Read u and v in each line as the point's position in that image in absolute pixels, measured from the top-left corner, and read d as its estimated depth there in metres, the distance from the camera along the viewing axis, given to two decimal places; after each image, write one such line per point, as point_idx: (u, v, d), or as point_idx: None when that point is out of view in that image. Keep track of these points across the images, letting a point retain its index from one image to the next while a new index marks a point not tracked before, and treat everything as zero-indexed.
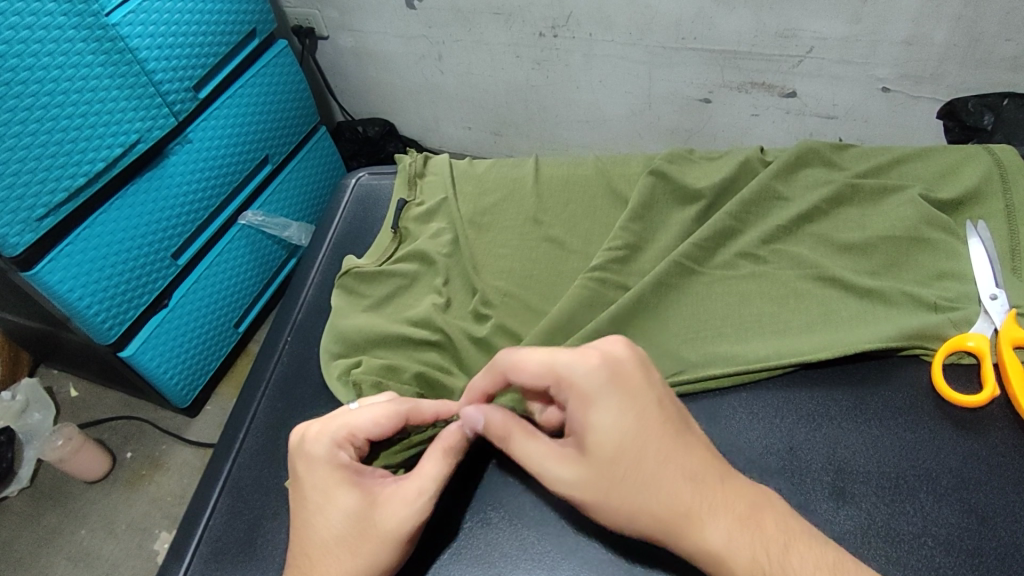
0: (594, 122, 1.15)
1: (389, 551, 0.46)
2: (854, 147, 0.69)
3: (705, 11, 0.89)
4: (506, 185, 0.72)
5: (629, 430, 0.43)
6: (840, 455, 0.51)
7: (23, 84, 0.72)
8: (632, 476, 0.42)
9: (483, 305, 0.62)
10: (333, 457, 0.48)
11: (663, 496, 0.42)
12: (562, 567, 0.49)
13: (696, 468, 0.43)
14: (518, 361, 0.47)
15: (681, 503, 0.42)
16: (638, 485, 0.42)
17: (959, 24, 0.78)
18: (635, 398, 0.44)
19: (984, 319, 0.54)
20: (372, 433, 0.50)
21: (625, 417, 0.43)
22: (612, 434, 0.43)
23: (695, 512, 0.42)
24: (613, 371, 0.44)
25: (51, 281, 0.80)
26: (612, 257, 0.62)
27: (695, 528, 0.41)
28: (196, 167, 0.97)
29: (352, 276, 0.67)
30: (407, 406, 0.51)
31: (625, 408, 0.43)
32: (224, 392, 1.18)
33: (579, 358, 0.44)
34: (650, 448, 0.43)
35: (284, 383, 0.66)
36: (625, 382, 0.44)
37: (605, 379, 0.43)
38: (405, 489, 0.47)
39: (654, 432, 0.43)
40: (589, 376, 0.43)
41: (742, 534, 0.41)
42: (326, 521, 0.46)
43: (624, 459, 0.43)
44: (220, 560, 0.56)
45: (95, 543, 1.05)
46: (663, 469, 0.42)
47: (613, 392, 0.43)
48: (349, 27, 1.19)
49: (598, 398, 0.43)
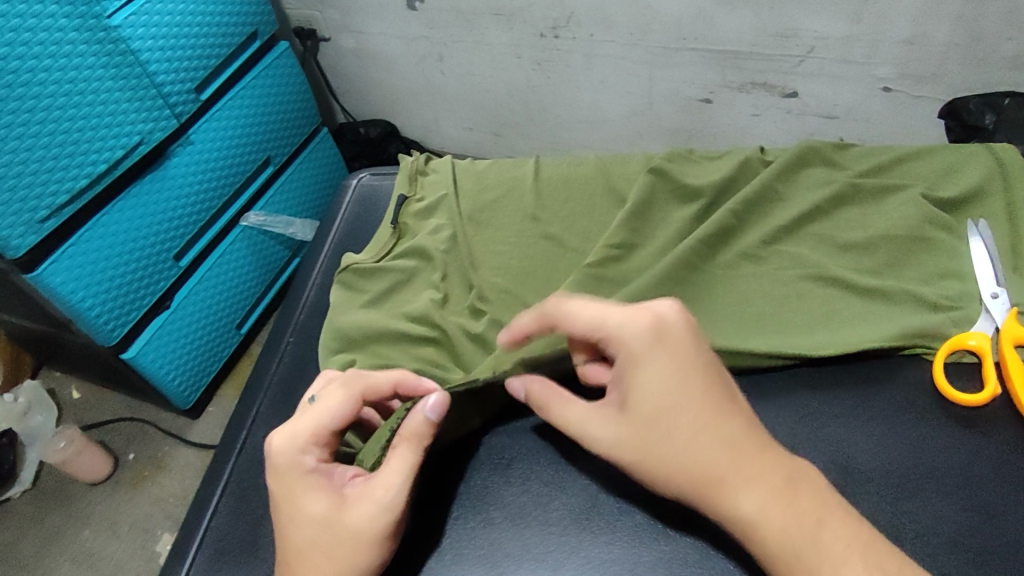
0: (595, 122, 1.15)
1: (367, 551, 0.46)
2: (854, 146, 0.69)
3: (706, 11, 0.90)
4: (507, 182, 0.72)
5: (672, 393, 0.42)
6: (844, 454, 0.51)
7: (25, 86, 0.72)
8: (670, 437, 0.42)
9: (480, 301, 0.62)
10: (300, 461, 0.47)
11: (699, 461, 0.42)
12: (565, 567, 0.49)
13: (737, 437, 0.42)
14: (564, 318, 0.46)
15: (716, 468, 0.41)
16: (672, 446, 0.42)
17: (959, 23, 0.78)
18: (682, 363, 0.43)
19: (986, 319, 0.54)
20: (333, 427, 0.48)
21: (670, 380, 0.43)
22: (655, 394, 0.43)
23: (730, 480, 0.41)
24: (661, 333, 0.43)
25: (53, 282, 0.80)
26: (609, 254, 0.62)
27: (728, 495, 0.41)
28: (198, 169, 0.97)
29: (351, 272, 0.68)
30: (360, 387, 0.49)
31: (672, 370, 0.43)
32: (226, 393, 1.18)
33: (630, 317, 0.44)
34: (688, 415, 0.42)
35: (286, 383, 0.66)
36: (674, 343, 0.43)
37: (653, 342, 0.43)
38: (372, 488, 0.47)
39: (695, 397, 0.42)
40: (640, 336, 0.43)
41: (776, 506, 0.40)
42: (299, 530, 0.47)
43: (665, 418, 0.42)
44: (222, 561, 0.56)
45: (98, 544, 1.05)
46: (699, 437, 0.42)
47: (659, 355, 0.43)
48: (350, 28, 1.19)
49: (644, 359, 0.43)
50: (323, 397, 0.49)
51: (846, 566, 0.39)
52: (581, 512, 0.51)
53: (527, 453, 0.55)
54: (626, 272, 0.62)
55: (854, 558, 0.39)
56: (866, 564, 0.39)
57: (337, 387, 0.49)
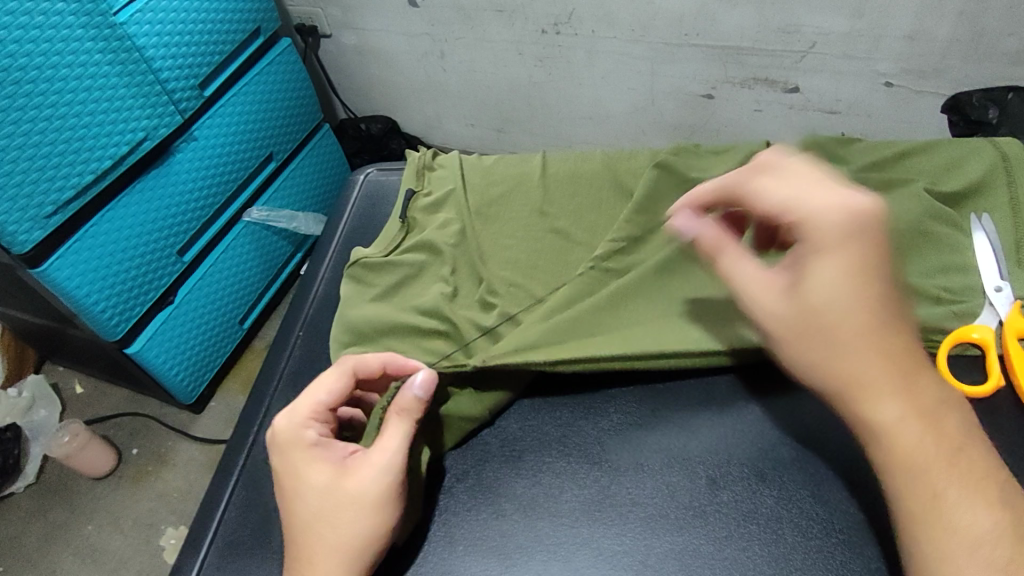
0: (597, 118, 1.15)
1: (367, 518, 0.46)
2: (859, 141, 0.69)
3: (708, 8, 0.90)
4: (514, 177, 0.73)
5: (849, 287, 0.40)
6: (852, 446, 0.52)
7: (31, 83, 0.72)
8: (832, 326, 0.41)
9: (489, 295, 0.63)
10: (301, 436, 0.49)
11: (852, 360, 0.40)
12: (577, 559, 0.50)
13: (895, 346, 0.40)
14: (757, 194, 0.44)
15: (869, 373, 0.40)
16: (836, 339, 0.40)
17: (961, 18, 0.79)
18: (865, 256, 0.41)
19: (989, 312, 0.55)
20: (331, 402, 0.51)
21: (848, 270, 0.40)
22: (831, 281, 0.41)
23: (883, 383, 0.40)
24: (850, 220, 0.41)
25: (59, 278, 0.80)
26: (614, 248, 0.63)
27: (874, 399, 0.40)
28: (201, 164, 0.97)
29: (360, 266, 0.68)
30: (350, 363, 0.52)
31: (850, 267, 0.40)
32: (230, 388, 1.19)
33: (832, 198, 0.41)
34: (860, 307, 0.40)
35: (296, 377, 0.66)
36: (867, 238, 0.41)
37: (850, 226, 0.41)
38: (369, 455, 0.48)
39: (869, 294, 0.40)
40: (836, 223, 0.41)
41: (917, 420, 0.39)
42: (305, 500, 0.48)
43: (840, 305, 0.40)
44: (234, 553, 0.56)
45: (103, 538, 1.05)
46: (865, 335, 0.40)
47: (844, 244, 0.41)
48: (352, 24, 1.19)
49: (829, 245, 0.41)
50: (320, 377, 0.52)
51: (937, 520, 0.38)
52: (592, 504, 0.52)
53: (538, 446, 0.56)
54: (631, 266, 0.63)
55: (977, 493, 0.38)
56: (990, 501, 0.37)
57: (331, 369, 0.52)
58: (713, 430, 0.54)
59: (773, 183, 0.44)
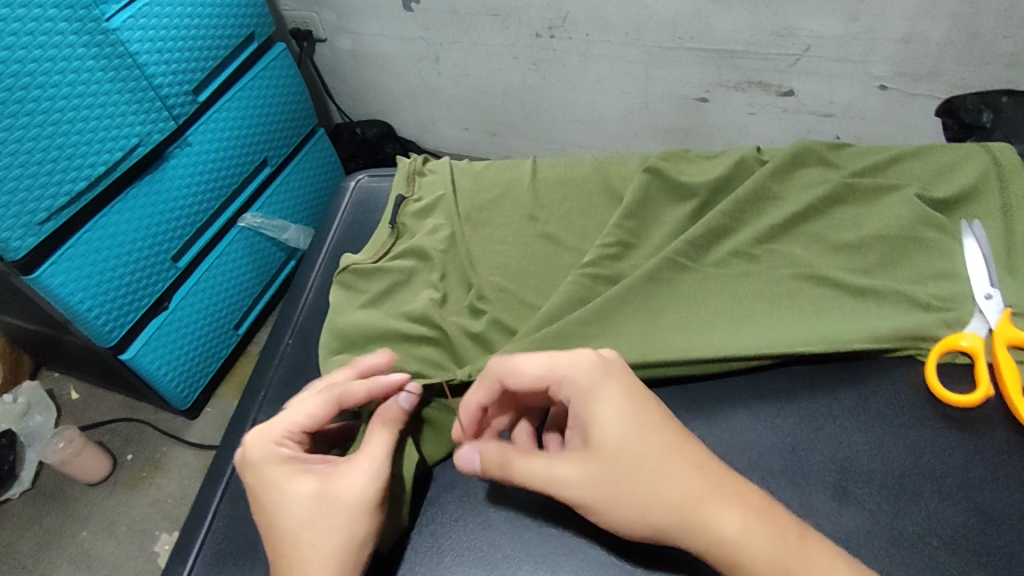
0: (592, 122, 1.15)
1: (358, 522, 0.46)
2: (851, 146, 0.69)
3: (702, 11, 0.89)
4: (504, 183, 0.72)
5: (632, 424, 0.45)
6: (843, 455, 0.51)
7: (24, 90, 0.72)
8: (640, 466, 0.44)
9: (478, 300, 0.63)
10: (275, 454, 0.49)
11: (676, 482, 0.43)
12: (564, 569, 0.49)
13: (702, 458, 0.44)
14: (513, 367, 0.48)
15: (691, 491, 0.43)
16: (642, 475, 0.43)
17: (955, 21, 0.78)
18: (631, 392, 0.46)
19: (979, 320, 0.54)
20: (308, 425, 0.50)
21: (626, 407, 0.45)
22: (615, 425, 0.45)
23: (708, 499, 0.42)
24: (608, 369, 0.47)
25: (53, 284, 0.80)
26: (605, 254, 0.63)
27: (710, 514, 0.42)
28: (196, 170, 0.97)
29: (350, 272, 0.68)
30: (336, 390, 0.50)
31: (626, 406, 0.45)
32: (225, 393, 1.18)
33: (575, 355, 0.47)
34: (652, 441, 0.44)
35: (285, 384, 0.66)
36: (619, 377, 0.47)
37: (603, 372, 0.46)
38: (356, 462, 0.48)
39: (656, 426, 0.45)
40: (588, 373, 0.46)
41: (760, 523, 0.42)
42: (289, 511, 0.47)
43: (629, 449, 0.44)
44: (222, 562, 0.56)
45: (97, 545, 1.05)
46: (667, 460, 0.44)
47: (611, 381, 0.46)
48: (346, 29, 1.19)
49: (598, 390, 0.46)
50: (298, 401, 0.51)
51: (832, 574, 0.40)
52: (581, 513, 0.51)
53: None
54: (622, 272, 0.62)
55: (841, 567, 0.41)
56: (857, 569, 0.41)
57: (315, 394, 0.51)
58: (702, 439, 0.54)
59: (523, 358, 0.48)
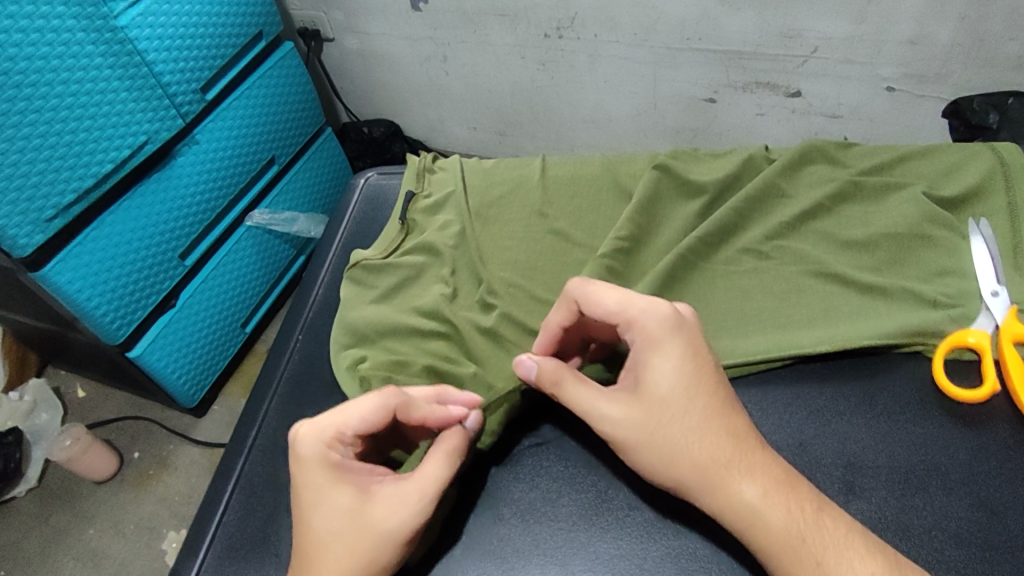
0: (600, 122, 1.15)
1: (390, 552, 0.46)
2: (858, 145, 0.69)
3: (709, 12, 0.90)
4: (514, 180, 0.73)
5: (686, 381, 0.46)
6: (850, 450, 0.52)
7: (32, 87, 0.72)
8: (680, 421, 0.46)
9: (489, 295, 0.63)
10: (324, 456, 0.48)
11: (706, 445, 0.45)
12: (573, 563, 0.50)
13: (740, 430, 0.46)
14: (591, 297, 0.50)
15: (721, 456, 0.44)
16: (680, 432, 0.45)
17: (963, 23, 0.79)
18: (694, 351, 0.47)
19: (985, 316, 0.55)
20: (361, 430, 0.48)
21: (684, 367, 0.47)
22: (669, 380, 0.46)
23: (733, 466, 0.44)
24: (681, 323, 0.48)
25: (59, 281, 0.80)
26: (618, 248, 0.63)
27: (732, 481, 0.44)
28: (203, 168, 0.98)
29: (361, 268, 0.68)
30: (396, 401, 0.48)
31: (684, 361, 0.47)
32: (231, 391, 1.19)
33: (652, 304, 0.48)
34: (700, 401, 0.46)
35: (296, 380, 0.67)
36: (689, 334, 0.48)
37: (673, 329, 0.47)
38: (406, 490, 0.47)
39: (708, 388, 0.46)
40: (661, 321, 0.47)
41: (777, 492, 0.43)
42: (323, 520, 0.47)
43: (675, 404, 0.46)
44: (233, 557, 0.56)
45: (103, 542, 1.05)
46: (706, 423, 0.45)
47: (680, 337, 0.47)
48: (354, 28, 1.20)
49: (663, 343, 0.47)
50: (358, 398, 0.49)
51: (848, 554, 0.41)
52: (590, 508, 0.52)
53: (537, 450, 0.56)
54: (631, 268, 0.63)
55: (855, 541, 0.42)
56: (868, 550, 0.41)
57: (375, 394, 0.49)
58: None
59: (603, 290, 0.49)
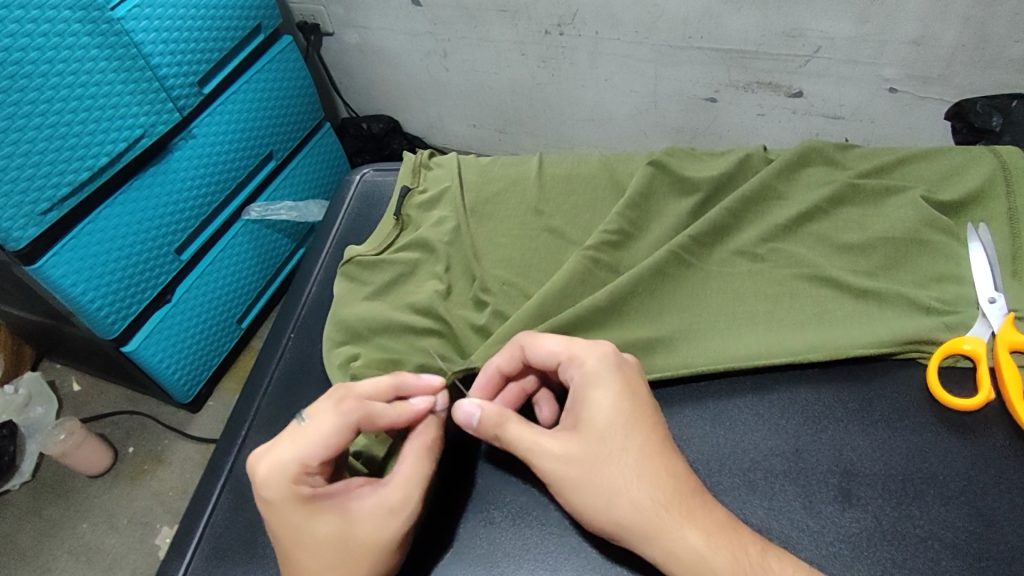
0: (600, 121, 1.15)
1: (384, 561, 0.46)
2: (858, 147, 0.68)
3: (712, 10, 0.89)
4: (510, 177, 0.72)
5: (623, 417, 0.45)
6: (846, 458, 0.51)
7: (26, 78, 0.71)
8: (615, 458, 0.44)
9: (483, 292, 0.62)
10: (295, 493, 0.44)
11: (641, 485, 0.43)
12: (565, 567, 0.49)
13: (682, 471, 0.44)
14: (535, 338, 0.51)
15: (660, 498, 0.43)
16: (619, 470, 0.44)
17: (968, 24, 0.78)
18: (632, 389, 0.47)
19: (982, 323, 0.54)
20: (324, 455, 0.45)
21: (621, 403, 0.46)
22: (605, 414, 0.46)
23: (673, 509, 0.42)
24: (619, 364, 0.48)
25: (54, 275, 0.79)
26: (607, 240, 0.62)
27: (672, 526, 0.42)
28: (200, 162, 0.97)
29: (354, 264, 0.67)
30: (357, 416, 0.46)
31: (623, 396, 0.46)
32: (226, 387, 1.19)
33: (590, 343, 0.49)
34: (639, 440, 0.45)
35: (287, 377, 0.66)
36: (629, 374, 0.48)
37: (611, 365, 0.48)
38: (389, 500, 0.46)
39: (648, 425, 0.46)
40: (598, 360, 0.48)
41: (720, 537, 0.42)
42: (311, 554, 0.45)
43: (611, 440, 0.45)
44: (221, 557, 0.56)
45: (97, 536, 1.05)
46: (648, 461, 0.44)
47: (617, 373, 0.47)
48: (354, 22, 1.19)
49: (601, 378, 0.47)
50: (314, 423, 0.45)
51: None
52: None
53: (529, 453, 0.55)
54: (622, 261, 0.62)
55: None
56: None
57: (331, 411, 0.46)
58: (705, 437, 0.53)
59: (545, 337, 0.50)
